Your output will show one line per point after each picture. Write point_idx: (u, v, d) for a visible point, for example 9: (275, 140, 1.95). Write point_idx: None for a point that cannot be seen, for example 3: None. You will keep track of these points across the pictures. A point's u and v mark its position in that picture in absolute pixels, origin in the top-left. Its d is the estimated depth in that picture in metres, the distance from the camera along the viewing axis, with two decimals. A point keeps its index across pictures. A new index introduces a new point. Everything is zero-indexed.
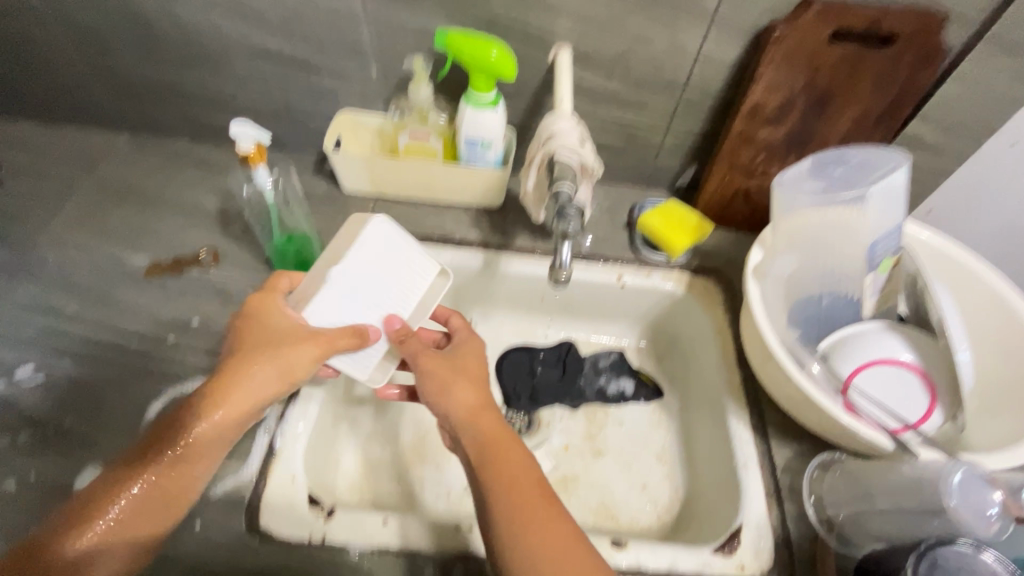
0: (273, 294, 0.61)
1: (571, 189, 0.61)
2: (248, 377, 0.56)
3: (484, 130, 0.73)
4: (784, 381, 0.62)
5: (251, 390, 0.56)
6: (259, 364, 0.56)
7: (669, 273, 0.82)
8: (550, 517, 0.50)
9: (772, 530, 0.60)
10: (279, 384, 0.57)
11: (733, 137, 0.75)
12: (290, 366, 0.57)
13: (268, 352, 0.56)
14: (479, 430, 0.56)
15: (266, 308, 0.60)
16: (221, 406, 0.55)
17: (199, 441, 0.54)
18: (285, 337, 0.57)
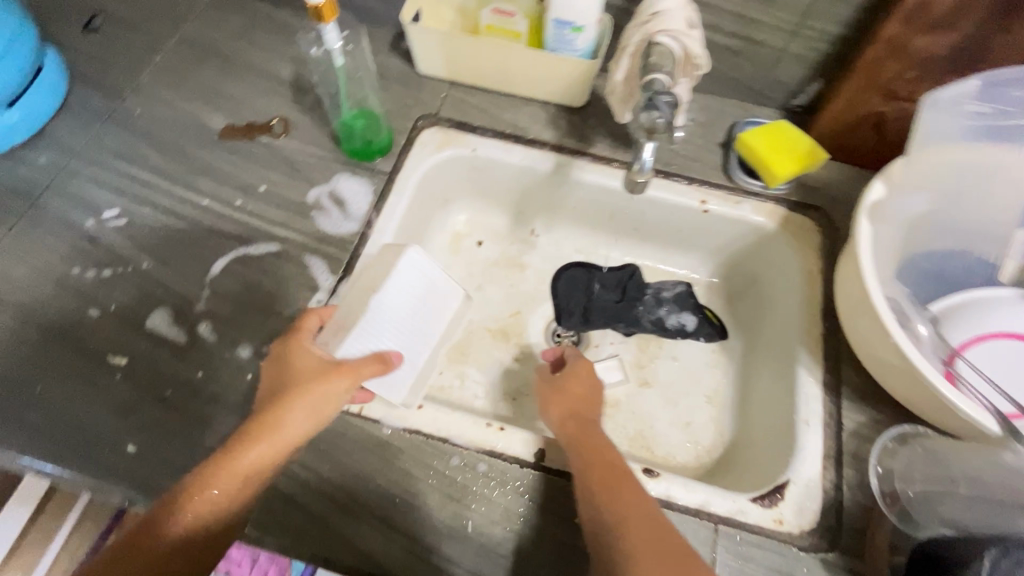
0: (302, 334, 0.55)
1: (667, 81, 0.52)
2: (286, 423, 0.50)
3: (577, 9, 0.65)
4: (880, 338, 0.54)
5: (290, 429, 0.50)
6: (297, 403, 0.50)
7: (762, 205, 0.72)
8: (630, 489, 0.49)
9: (823, 492, 0.55)
10: (316, 420, 0.52)
11: (880, 44, 0.61)
12: (322, 411, 0.51)
13: (299, 399, 0.51)
14: (574, 417, 0.57)
15: (294, 355, 0.54)
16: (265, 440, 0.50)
17: (242, 470, 0.48)
18: (309, 381, 0.51)
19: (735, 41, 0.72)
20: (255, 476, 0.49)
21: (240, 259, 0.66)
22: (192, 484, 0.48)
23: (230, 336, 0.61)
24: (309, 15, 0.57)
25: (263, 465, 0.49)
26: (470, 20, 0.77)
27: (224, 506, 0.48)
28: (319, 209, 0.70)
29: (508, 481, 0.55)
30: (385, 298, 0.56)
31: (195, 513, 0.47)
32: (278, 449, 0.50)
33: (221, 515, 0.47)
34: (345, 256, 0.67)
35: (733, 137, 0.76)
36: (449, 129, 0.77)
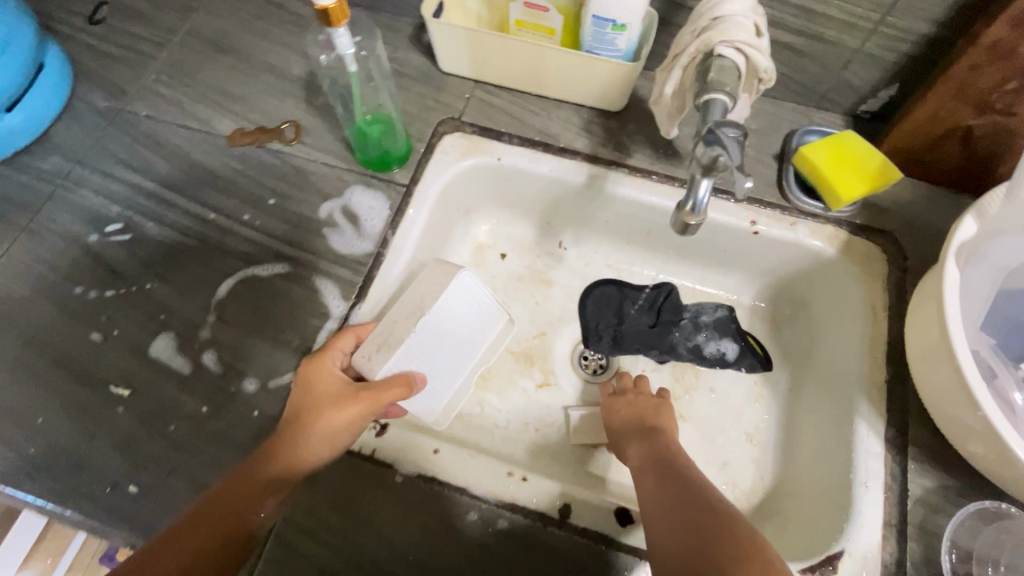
0: (326, 355, 0.55)
1: (728, 103, 0.44)
2: (300, 447, 0.50)
3: (622, 5, 0.57)
4: (962, 402, 0.46)
5: (304, 455, 0.50)
6: (311, 430, 0.50)
7: (821, 228, 0.64)
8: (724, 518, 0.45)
9: (883, 568, 0.49)
10: (329, 449, 0.51)
11: (978, 50, 0.52)
12: (336, 436, 0.51)
13: (315, 424, 0.50)
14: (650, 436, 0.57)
15: (316, 378, 0.54)
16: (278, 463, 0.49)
17: (251, 491, 0.48)
18: (326, 404, 0.51)
19: (799, 39, 0.63)
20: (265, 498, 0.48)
21: (248, 280, 0.62)
22: (203, 503, 0.47)
23: (236, 367, 0.58)
24: (319, 19, 0.51)
25: (272, 488, 0.49)
26: (498, 13, 0.70)
27: (228, 527, 0.47)
28: (332, 225, 0.65)
29: (530, 540, 0.51)
30: (432, 320, 0.55)
31: (199, 534, 0.46)
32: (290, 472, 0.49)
33: (224, 539, 0.46)
34: (358, 278, 0.62)
35: (790, 148, 0.67)
36: (473, 136, 0.70)
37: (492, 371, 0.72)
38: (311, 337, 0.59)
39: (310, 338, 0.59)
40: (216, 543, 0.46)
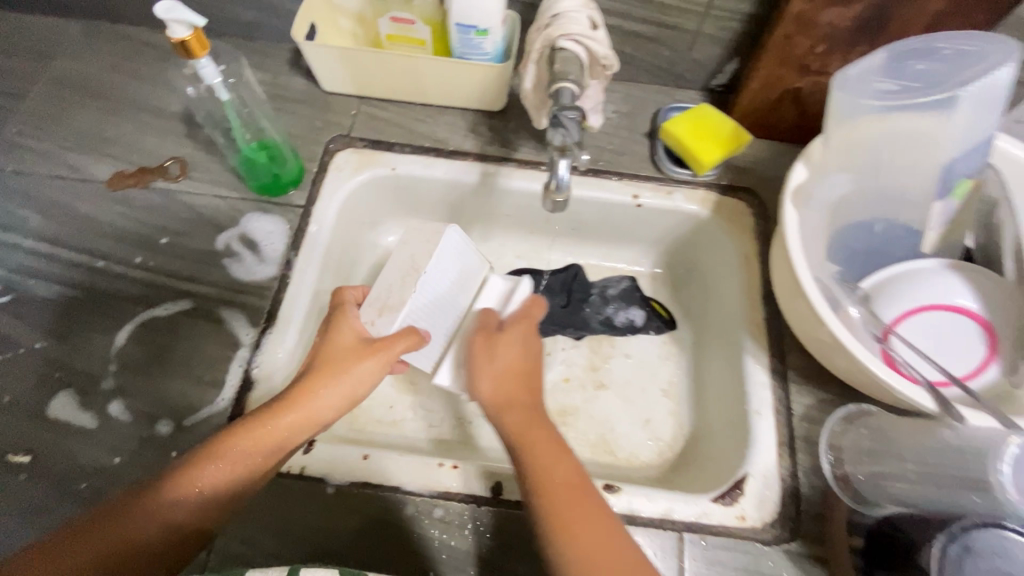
0: (344, 309, 0.57)
1: (576, 89, 0.50)
2: (318, 395, 0.51)
3: (480, 11, 0.60)
4: (814, 324, 0.53)
5: (322, 403, 0.51)
6: (329, 378, 0.52)
7: (694, 192, 0.71)
8: (589, 507, 0.46)
9: (781, 481, 0.55)
10: (345, 402, 0.53)
11: (788, 22, 0.60)
12: (355, 387, 0.53)
13: (335, 374, 0.52)
14: (525, 419, 0.51)
15: (336, 329, 0.56)
16: (296, 408, 0.50)
17: (271, 431, 0.49)
18: (348, 355, 0.54)
19: (647, 27, 0.70)
20: (285, 443, 0.50)
21: (149, 323, 0.61)
22: (227, 437, 0.48)
23: (147, 412, 0.56)
24: (177, 52, 0.51)
25: (292, 432, 0.50)
26: (371, 30, 0.72)
27: (250, 467, 0.48)
28: (231, 255, 0.65)
29: (466, 522, 0.53)
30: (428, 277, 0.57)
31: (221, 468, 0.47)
32: (309, 420, 0.51)
33: (244, 476, 0.47)
34: (265, 303, 0.62)
35: (658, 126, 0.74)
36: (364, 150, 0.72)
37: (419, 375, 0.73)
38: (223, 369, 0.58)
39: (222, 370, 0.58)
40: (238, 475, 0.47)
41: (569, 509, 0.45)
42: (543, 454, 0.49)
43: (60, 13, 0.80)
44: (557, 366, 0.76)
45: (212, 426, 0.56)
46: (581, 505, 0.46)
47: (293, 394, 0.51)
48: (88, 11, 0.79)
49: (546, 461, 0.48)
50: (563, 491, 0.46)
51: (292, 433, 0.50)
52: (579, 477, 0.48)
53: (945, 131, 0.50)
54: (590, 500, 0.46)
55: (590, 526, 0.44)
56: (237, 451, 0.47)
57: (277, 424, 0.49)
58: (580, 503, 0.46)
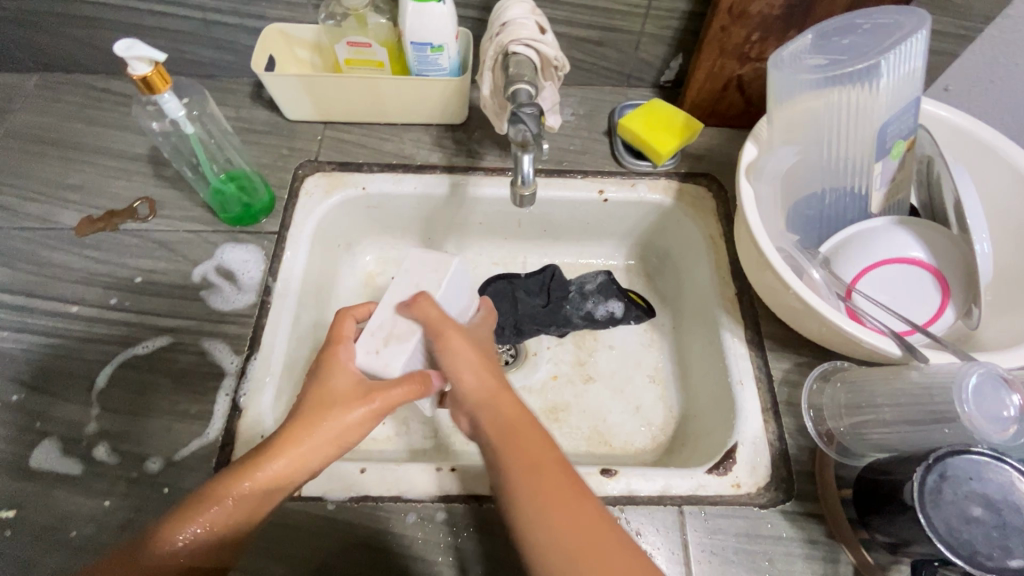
0: (338, 347, 0.54)
1: (532, 89, 0.53)
2: (305, 450, 0.48)
3: (433, 29, 0.62)
4: (781, 291, 0.56)
5: (314, 454, 0.49)
6: (321, 428, 0.49)
7: (656, 183, 0.74)
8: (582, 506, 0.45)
9: (770, 445, 0.57)
10: (338, 448, 0.50)
11: (721, 14, 0.64)
12: (346, 437, 0.50)
13: (330, 420, 0.49)
14: (502, 410, 0.51)
15: (331, 373, 0.52)
16: (283, 465, 0.47)
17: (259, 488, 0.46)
18: (340, 402, 0.50)
19: (594, 32, 0.74)
20: (272, 493, 0.47)
21: (129, 363, 0.60)
22: (216, 490, 0.46)
23: (134, 452, 0.55)
24: (140, 88, 0.52)
25: (279, 486, 0.48)
26: (328, 57, 0.74)
27: (240, 516, 0.46)
28: (208, 287, 0.65)
29: (469, 523, 0.53)
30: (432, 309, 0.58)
31: (216, 518, 0.45)
32: (299, 468, 0.48)
33: (230, 534, 0.46)
34: (247, 331, 0.62)
35: (614, 123, 0.77)
36: (333, 172, 0.73)
37: None
38: (210, 400, 0.58)
39: (209, 401, 0.58)
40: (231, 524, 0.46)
41: (552, 492, 0.45)
42: (522, 437, 0.49)
43: (13, 68, 0.81)
44: (545, 365, 0.77)
45: (203, 458, 0.55)
46: (562, 487, 0.46)
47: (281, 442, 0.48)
48: (41, 62, 0.79)
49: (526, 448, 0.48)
50: (542, 474, 0.47)
51: (281, 482, 0.47)
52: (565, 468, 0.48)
53: (874, 97, 0.54)
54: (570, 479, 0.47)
55: (576, 505, 0.45)
56: (229, 504, 0.46)
57: (262, 476, 0.47)
58: (562, 485, 0.46)
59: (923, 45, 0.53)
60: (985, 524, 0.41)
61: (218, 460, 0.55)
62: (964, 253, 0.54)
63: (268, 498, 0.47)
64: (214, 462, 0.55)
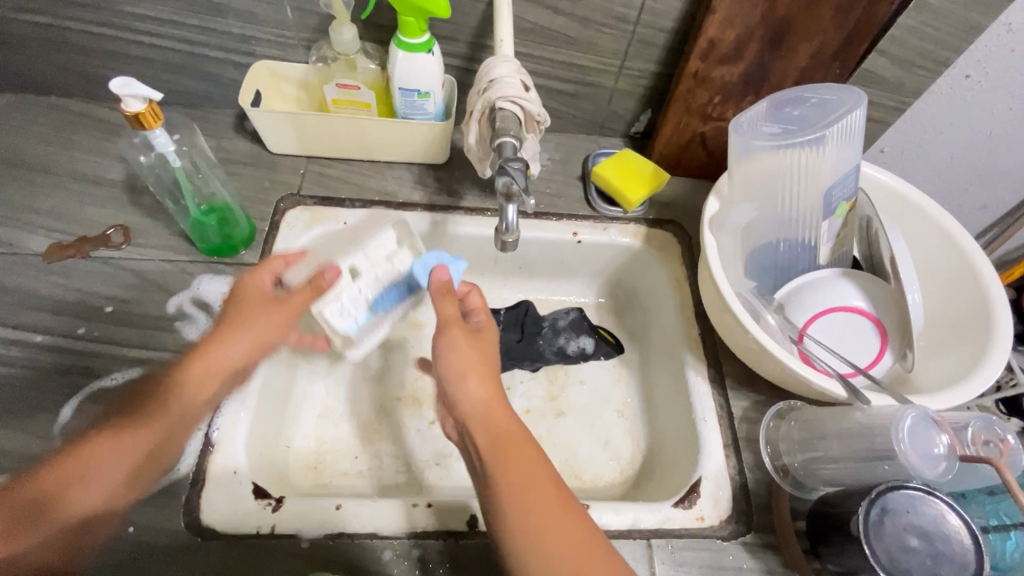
0: (256, 272, 0.62)
1: (516, 142, 0.56)
2: (227, 346, 0.58)
3: (421, 76, 0.66)
4: (741, 334, 0.60)
5: (229, 353, 0.58)
6: (234, 335, 0.58)
7: (626, 227, 0.79)
8: (570, 513, 0.46)
9: (730, 479, 0.61)
10: (252, 353, 0.60)
11: (687, 78, 0.71)
12: (262, 336, 0.60)
13: (239, 328, 0.59)
14: (489, 410, 0.51)
15: (245, 290, 0.61)
16: (199, 367, 0.57)
17: (187, 386, 0.56)
18: (256, 312, 0.60)
19: (571, 85, 0.79)
20: (206, 383, 0.57)
21: (95, 395, 0.58)
22: (127, 420, 0.54)
23: None
24: (130, 122, 0.52)
25: (205, 385, 0.57)
26: (315, 94, 0.76)
27: (158, 436, 0.54)
28: (184, 318, 0.64)
29: (445, 558, 0.54)
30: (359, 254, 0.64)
31: (138, 437, 0.53)
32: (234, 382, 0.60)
33: (148, 455, 0.53)
34: None
35: (588, 170, 0.82)
36: (314, 207, 0.75)
37: (384, 423, 0.74)
38: (181, 434, 0.57)
39: (181, 435, 0.57)
40: (162, 428, 0.55)
41: (534, 502, 0.46)
42: (512, 441, 0.49)
43: None
44: (518, 399, 0.79)
45: (172, 497, 0.54)
46: (546, 502, 0.46)
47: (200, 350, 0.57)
48: (14, 83, 0.78)
49: (514, 454, 0.48)
50: (527, 487, 0.47)
51: (205, 381, 0.57)
52: (551, 473, 0.48)
53: (821, 164, 0.60)
54: (558, 496, 0.46)
55: (560, 519, 0.45)
56: (155, 419, 0.54)
57: (193, 374, 0.57)
58: (546, 499, 0.46)
59: (862, 120, 0.60)
60: (920, 553, 0.45)
61: (188, 497, 0.54)
62: (900, 301, 0.60)
63: (202, 390, 0.57)
64: (183, 500, 0.54)
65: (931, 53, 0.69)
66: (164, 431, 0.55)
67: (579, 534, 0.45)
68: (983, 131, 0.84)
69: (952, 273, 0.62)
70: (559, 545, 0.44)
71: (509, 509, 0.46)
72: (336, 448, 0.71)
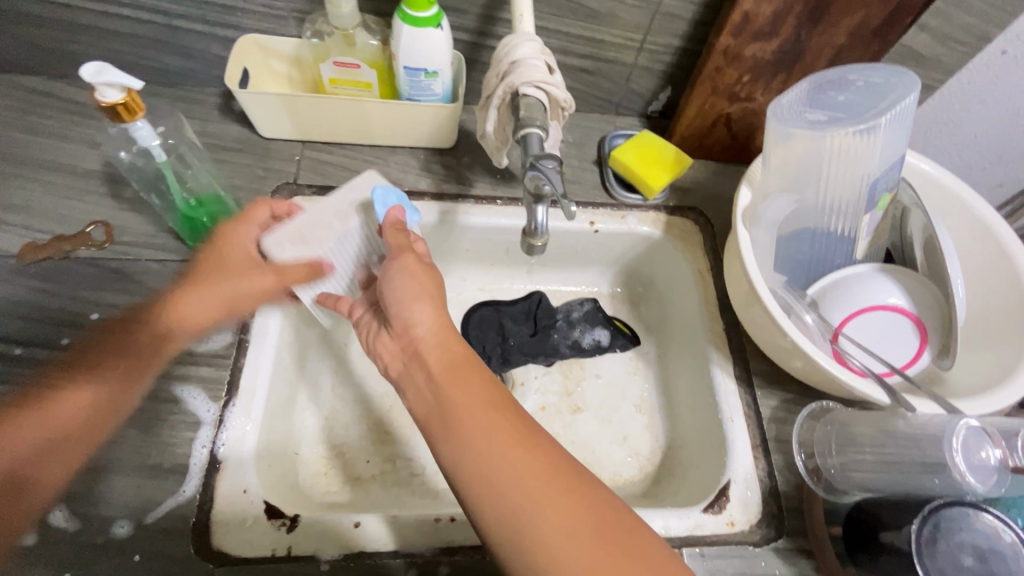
0: (241, 225, 0.60)
1: (542, 134, 0.51)
2: (211, 288, 0.58)
3: (430, 54, 0.60)
4: (776, 335, 0.58)
5: (193, 308, 0.57)
6: (212, 284, 0.58)
7: (645, 215, 0.75)
8: (525, 439, 0.44)
9: (760, 482, 0.59)
10: (227, 313, 0.59)
11: (717, 55, 0.65)
12: (241, 299, 0.58)
13: (218, 282, 0.58)
14: (441, 347, 0.50)
15: (228, 245, 0.59)
16: (181, 306, 0.57)
17: (166, 321, 0.57)
18: (240, 271, 0.58)
19: (588, 61, 0.73)
20: (166, 336, 0.56)
21: None
22: (109, 345, 0.55)
23: (97, 516, 0.50)
24: (108, 115, 0.47)
25: (162, 340, 0.56)
26: (309, 73, 0.70)
27: (86, 400, 0.51)
28: None
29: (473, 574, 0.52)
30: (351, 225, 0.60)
31: (110, 369, 0.53)
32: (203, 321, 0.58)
33: (72, 428, 0.50)
34: (224, 374, 0.57)
35: (605, 153, 0.77)
36: (313, 196, 0.69)
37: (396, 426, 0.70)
38: (184, 452, 0.53)
39: (184, 453, 0.53)
40: (118, 372, 0.53)
41: (483, 428, 0.45)
42: (460, 373, 0.48)
43: None
44: (533, 396, 0.76)
45: (177, 521, 0.50)
46: (496, 427, 0.45)
47: (189, 285, 0.58)
48: None
49: (460, 386, 0.47)
50: (475, 412, 0.46)
51: (180, 337, 0.57)
52: (504, 403, 0.47)
53: (870, 154, 0.56)
54: (509, 423, 0.45)
55: (510, 444, 0.44)
56: (106, 364, 0.53)
57: (161, 321, 0.56)
58: (496, 424, 0.45)
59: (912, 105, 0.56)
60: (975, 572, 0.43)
61: (196, 519, 0.51)
62: (938, 298, 0.58)
63: (162, 344, 0.56)
64: (190, 523, 0.50)
65: (977, 29, 0.64)
66: (123, 373, 0.54)
67: (526, 440, 0.44)
68: (1009, 109, 0.80)
69: (991, 267, 0.59)
70: (506, 453, 0.43)
71: (458, 426, 0.45)
72: (347, 454, 0.67)
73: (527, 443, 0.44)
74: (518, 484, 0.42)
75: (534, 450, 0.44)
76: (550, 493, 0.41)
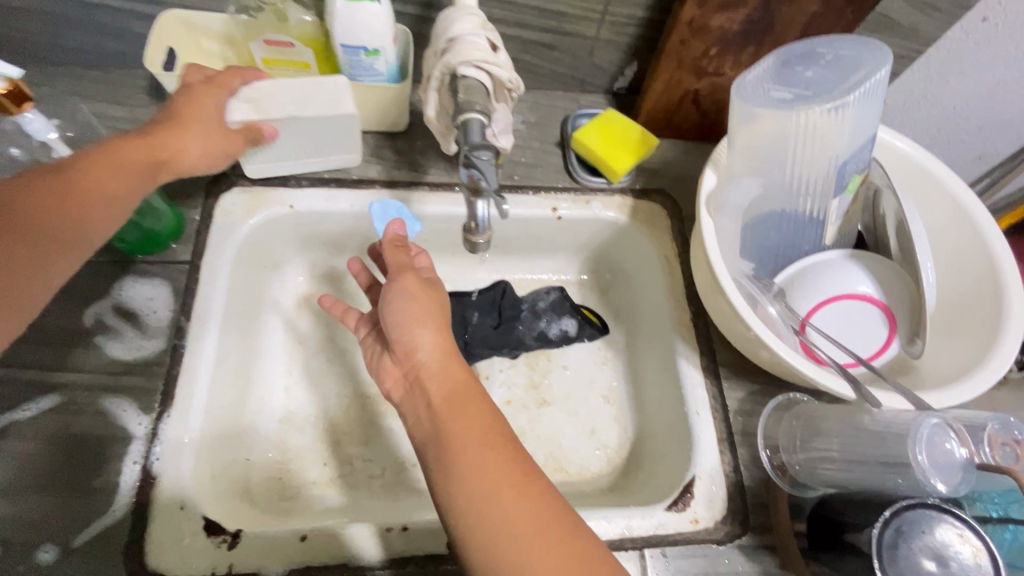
0: (216, 90, 0.56)
1: (484, 119, 0.47)
2: (182, 137, 0.54)
3: (367, 30, 0.55)
4: (741, 327, 0.55)
5: (191, 146, 0.54)
6: (188, 134, 0.54)
7: (611, 199, 0.71)
8: (522, 483, 0.42)
9: (725, 477, 0.57)
10: (203, 163, 0.55)
11: (681, 27, 0.61)
12: (215, 147, 0.55)
13: (191, 126, 0.54)
14: (443, 373, 0.48)
15: (193, 104, 0.54)
16: (151, 154, 0.52)
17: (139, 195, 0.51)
18: (212, 133, 0.55)
19: (547, 35, 0.68)
20: (150, 165, 0.52)
21: (6, 430, 0.50)
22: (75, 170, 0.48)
23: (20, 541, 0.47)
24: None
25: (147, 176, 0.52)
26: (243, 52, 0.63)
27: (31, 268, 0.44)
28: (106, 332, 0.55)
29: None
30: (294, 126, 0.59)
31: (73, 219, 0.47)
32: (104, 217, 0.49)
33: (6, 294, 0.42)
34: (157, 384, 0.54)
35: (568, 134, 0.73)
36: (253, 188, 0.64)
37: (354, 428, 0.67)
38: (114, 469, 0.50)
39: (114, 470, 0.50)
40: (82, 227, 0.48)
41: (482, 465, 0.42)
42: (463, 403, 0.46)
43: None
44: (498, 390, 0.73)
45: (108, 544, 0.47)
46: (496, 465, 0.42)
47: (159, 128, 0.53)
48: None
49: (463, 415, 0.45)
50: (475, 447, 0.43)
51: (160, 163, 0.53)
52: (505, 437, 0.45)
53: (839, 134, 0.53)
54: (509, 463, 0.43)
55: (509, 488, 0.42)
56: (74, 198, 0.47)
57: (136, 152, 0.51)
58: (495, 463, 0.43)
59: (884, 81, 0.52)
60: None
61: (128, 541, 0.48)
62: (907, 285, 0.56)
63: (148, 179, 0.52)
64: (122, 545, 0.48)
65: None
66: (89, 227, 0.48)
67: (522, 483, 0.42)
68: (990, 78, 0.77)
69: (962, 251, 0.57)
70: (500, 495, 0.41)
71: (457, 462, 0.43)
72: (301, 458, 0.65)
73: (523, 484, 0.42)
74: (520, 530, 0.40)
75: (530, 495, 0.42)
76: (543, 545, 0.39)
